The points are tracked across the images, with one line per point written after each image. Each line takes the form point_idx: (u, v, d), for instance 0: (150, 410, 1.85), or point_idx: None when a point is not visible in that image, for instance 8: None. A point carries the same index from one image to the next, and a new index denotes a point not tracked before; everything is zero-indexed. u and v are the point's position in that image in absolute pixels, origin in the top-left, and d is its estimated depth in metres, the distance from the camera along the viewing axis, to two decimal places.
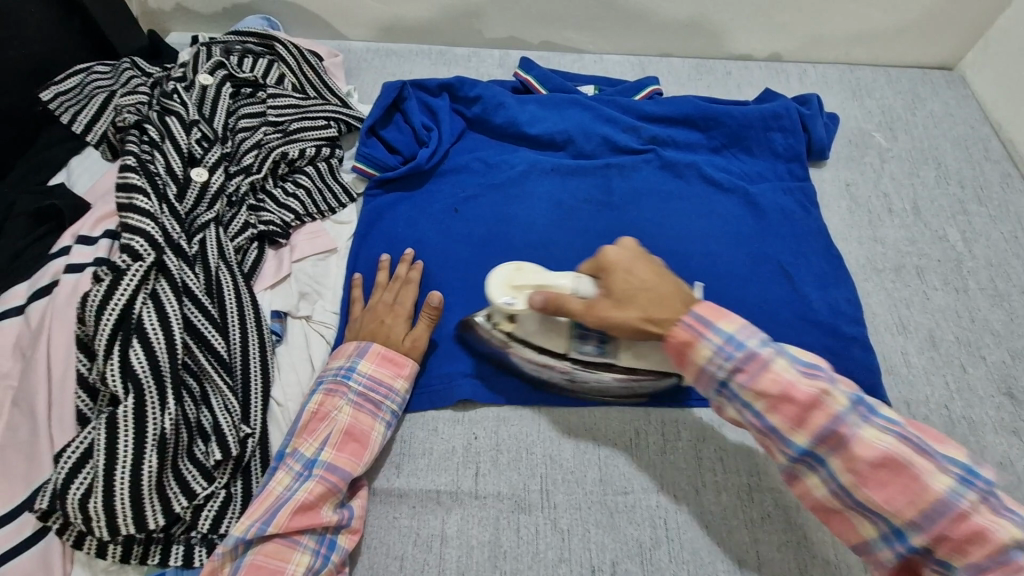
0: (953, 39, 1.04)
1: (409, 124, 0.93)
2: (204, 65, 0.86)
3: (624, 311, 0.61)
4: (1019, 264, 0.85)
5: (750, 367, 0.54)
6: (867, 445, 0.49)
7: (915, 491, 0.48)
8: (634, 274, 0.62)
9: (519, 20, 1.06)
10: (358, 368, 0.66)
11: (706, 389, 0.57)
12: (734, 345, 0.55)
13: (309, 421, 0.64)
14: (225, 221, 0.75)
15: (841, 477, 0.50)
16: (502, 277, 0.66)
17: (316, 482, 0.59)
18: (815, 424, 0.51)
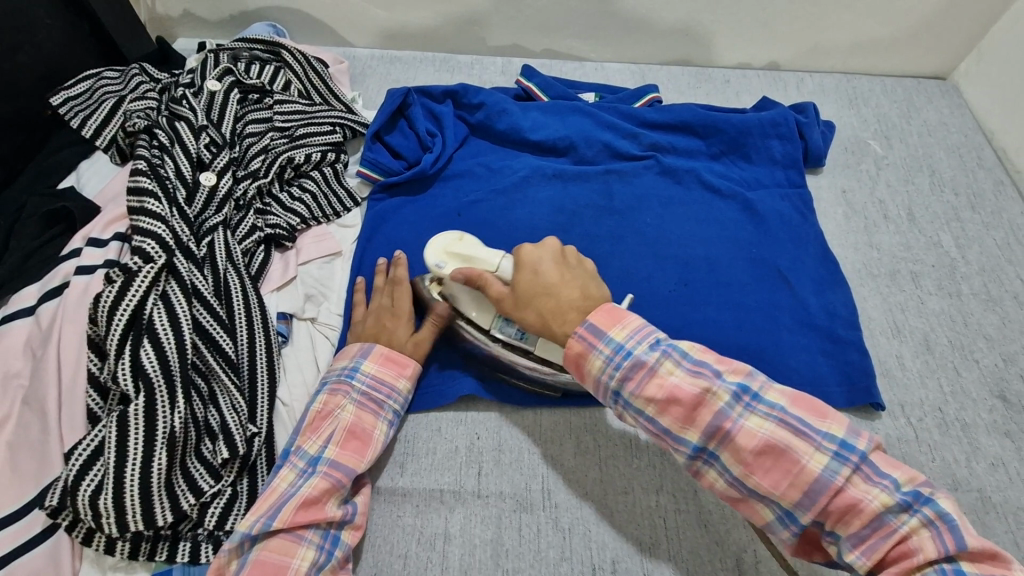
0: (947, 50, 1.06)
1: (414, 130, 0.94)
2: (212, 72, 0.88)
3: (526, 307, 0.63)
4: (1011, 270, 0.87)
5: (639, 372, 0.55)
6: (750, 434, 0.52)
7: (800, 474, 0.50)
8: (544, 270, 0.64)
9: (522, 28, 1.08)
10: (363, 368, 0.68)
11: (605, 396, 0.58)
12: (623, 352, 0.56)
13: (313, 419, 0.65)
14: (232, 224, 0.76)
15: (733, 468, 0.53)
16: (434, 249, 0.71)
17: (321, 478, 0.60)
18: (702, 422, 0.53)
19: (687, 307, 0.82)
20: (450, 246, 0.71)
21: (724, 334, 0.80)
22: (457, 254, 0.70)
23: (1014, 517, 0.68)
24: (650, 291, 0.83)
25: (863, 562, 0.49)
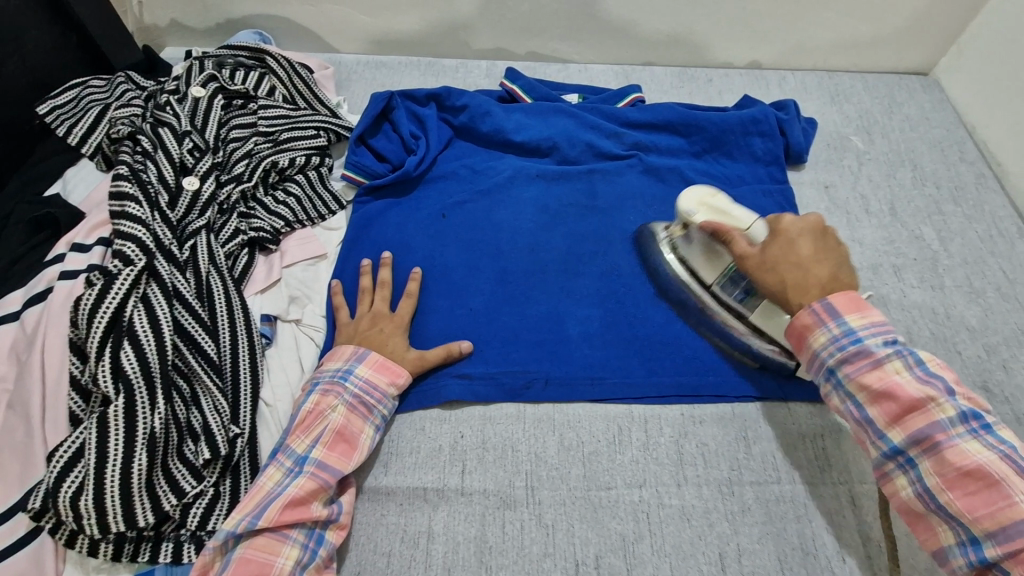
0: (928, 45, 1.07)
1: (398, 133, 0.95)
2: (197, 78, 0.90)
3: (766, 270, 0.67)
4: (993, 262, 0.87)
5: (858, 362, 0.60)
6: (963, 455, 0.54)
7: (1003, 508, 0.51)
8: (800, 245, 0.67)
9: (506, 31, 1.09)
10: (356, 371, 0.69)
11: (816, 373, 0.63)
12: (850, 338, 0.61)
13: (303, 419, 0.65)
14: (216, 228, 0.77)
15: (927, 478, 0.55)
16: (693, 197, 0.74)
17: (306, 478, 0.61)
18: (913, 425, 0.56)
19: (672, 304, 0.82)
20: (711, 200, 0.73)
21: None
22: (712, 206, 0.73)
23: None
24: (634, 288, 0.83)
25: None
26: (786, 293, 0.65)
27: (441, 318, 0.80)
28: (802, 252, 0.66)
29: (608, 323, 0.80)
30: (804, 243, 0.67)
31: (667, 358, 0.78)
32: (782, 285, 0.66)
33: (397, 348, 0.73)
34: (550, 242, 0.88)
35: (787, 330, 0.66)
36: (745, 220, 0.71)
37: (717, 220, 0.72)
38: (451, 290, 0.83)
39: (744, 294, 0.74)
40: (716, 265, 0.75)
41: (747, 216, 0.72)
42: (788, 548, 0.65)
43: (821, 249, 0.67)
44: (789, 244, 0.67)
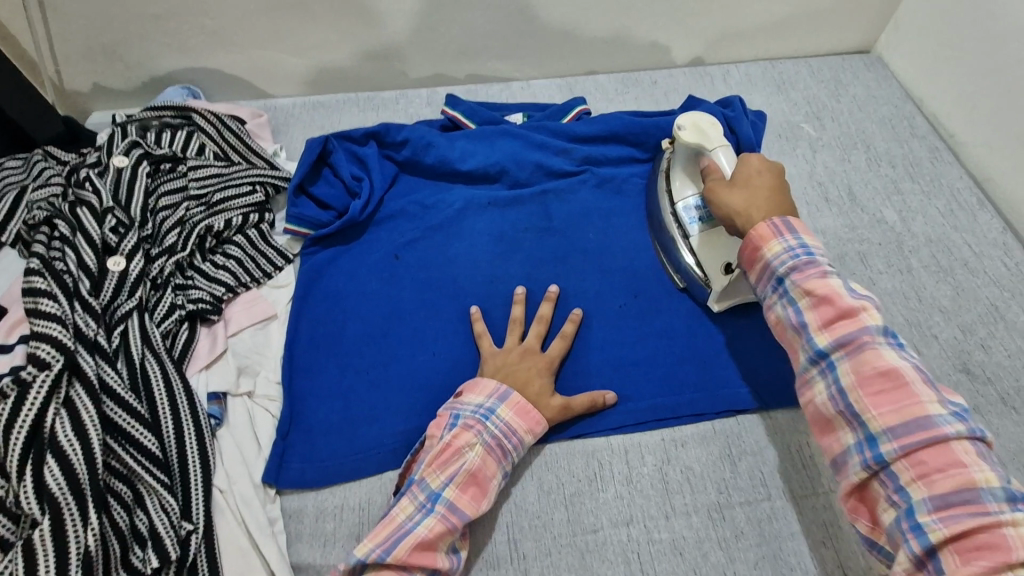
0: (866, 23, 1.06)
1: (339, 177, 0.91)
2: (119, 145, 0.84)
3: (728, 197, 0.70)
4: (957, 237, 0.86)
5: (801, 271, 0.59)
6: (883, 360, 0.54)
7: (910, 418, 0.51)
8: (758, 179, 0.69)
9: (441, 56, 1.05)
10: (497, 412, 0.67)
11: (764, 284, 0.62)
12: (802, 250, 0.60)
13: (441, 452, 0.64)
14: (150, 306, 0.73)
15: (844, 381, 0.55)
16: (690, 118, 0.78)
17: (437, 520, 0.60)
18: (842, 329, 0.56)
19: (641, 322, 0.79)
20: (703, 124, 0.77)
21: (679, 345, 0.78)
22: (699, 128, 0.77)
23: None
24: (599, 310, 0.80)
25: (936, 526, 0.47)
26: (737, 221, 0.68)
27: (403, 369, 0.76)
28: (754, 185, 0.69)
29: (578, 351, 0.77)
30: (759, 177, 0.69)
31: (641, 381, 0.75)
32: (736, 214, 0.68)
33: (541, 392, 0.70)
34: (510, 272, 0.84)
35: (739, 248, 0.66)
36: (720, 149, 0.76)
37: (695, 144, 0.77)
38: (411, 337, 0.79)
39: (698, 219, 0.79)
40: (691, 184, 0.81)
41: (721, 143, 0.76)
42: (785, 568, 0.63)
43: (780, 189, 0.68)
44: (747, 179, 0.70)
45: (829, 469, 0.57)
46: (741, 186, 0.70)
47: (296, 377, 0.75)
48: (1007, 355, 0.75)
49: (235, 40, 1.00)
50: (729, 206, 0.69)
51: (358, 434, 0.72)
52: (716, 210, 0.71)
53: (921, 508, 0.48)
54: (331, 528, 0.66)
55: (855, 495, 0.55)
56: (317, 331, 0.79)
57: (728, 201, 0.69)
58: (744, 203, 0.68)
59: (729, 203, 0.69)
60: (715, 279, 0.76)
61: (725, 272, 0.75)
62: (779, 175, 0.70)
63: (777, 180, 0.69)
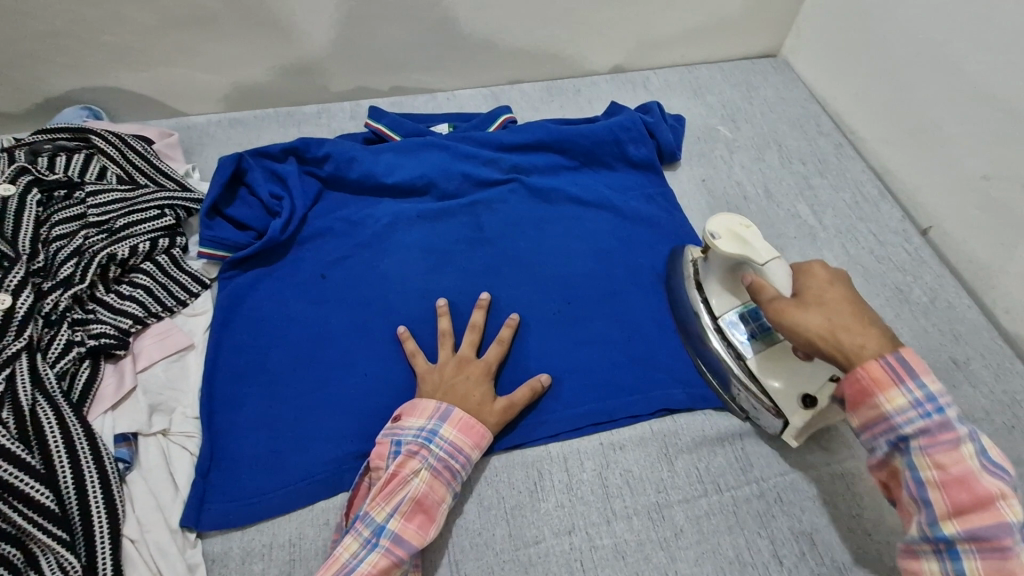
0: (770, 29, 1.12)
1: (257, 197, 0.87)
2: (5, 172, 0.77)
3: (803, 317, 0.59)
4: (863, 228, 0.91)
5: (905, 378, 0.54)
6: (972, 472, 0.51)
7: (985, 518, 0.50)
8: (831, 295, 0.61)
9: (362, 69, 1.03)
10: (440, 433, 0.65)
11: (878, 438, 0.55)
12: (933, 408, 0.53)
13: (386, 482, 0.62)
14: (43, 345, 0.67)
15: (926, 482, 0.53)
16: (721, 224, 0.68)
17: (381, 555, 0.57)
18: (937, 442, 0.53)
19: (576, 328, 0.80)
20: (739, 230, 0.67)
21: (615, 349, 0.78)
22: (740, 237, 0.67)
23: None
24: (534, 318, 0.80)
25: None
26: (823, 345, 0.58)
27: (333, 393, 0.73)
28: (831, 300, 0.60)
29: (512, 360, 0.76)
30: (832, 293, 0.61)
31: (578, 387, 0.75)
32: (822, 338, 0.58)
33: (482, 402, 0.69)
34: (442, 286, 0.83)
35: (840, 384, 0.57)
36: (770, 260, 0.65)
37: (738, 255, 0.66)
38: (341, 359, 0.76)
39: (750, 335, 0.71)
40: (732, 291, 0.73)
41: (770, 252, 0.65)
42: (725, 561, 0.64)
43: (858, 302, 0.60)
44: (820, 297, 0.61)
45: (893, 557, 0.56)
46: (816, 303, 0.60)
47: (216, 410, 0.71)
48: (913, 336, 0.80)
49: (137, 57, 0.94)
50: (812, 328, 0.59)
51: (286, 465, 0.68)
52: (788, 335, 0.61)
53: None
54: (259, 569, 0.62)
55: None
56: (239, 360, 0.75)
57: (809, 321, 0.59)
58: (828, 324, 0.59)
59: (811, 328, 0.59)
60: (793, 414, 0.67)
61: (806, 406, 0.67)
62: (846, 284, 0.62)
63: (847, 292, 0.62)
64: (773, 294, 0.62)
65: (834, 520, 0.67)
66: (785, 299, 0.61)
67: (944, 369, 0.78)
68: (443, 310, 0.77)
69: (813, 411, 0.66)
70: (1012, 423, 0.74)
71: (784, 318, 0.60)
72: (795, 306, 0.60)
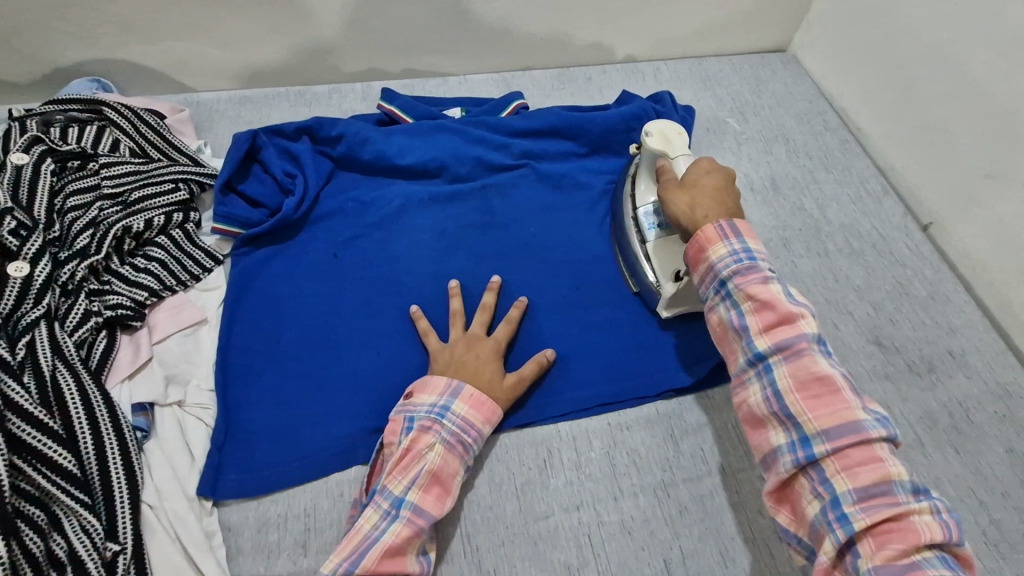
0: (780, 24, 1.13)
1: (270, 174, 0.87)
2: (18, 141, 0.77)
3: (675, 198, 0.66)
4: (866, 222, 0.93)
5: (731, 235, 0.60)
6: (818, 366, 0.53)
7: (813, 376, 0.53)
8: (705, 183, 0.66)
9: (375, 50, 1.03)
10: (453, 408, 0.66)
11: (708, 287, 0.60)
12: (746, 256, 0.58)
13: (401, 457, 0.63)
14: (60, 314, 0.67)
15: (779, 383, 0.54)
16: (658, 125, 0.75)
17: (403, 525, 0.59)
18: (801, 374, 0.53)
19: (584, 311, 0.81)
20: (669, 133, 0.74)
21: (622, 333, 0.80)
22: (665, 137, 0.74)
23: (902, 455, 0.72)
24: (543, 301, 0.81)
25: (860, 517, 0.48)
26: (681, 220, 0.65)
27: (346, 369, 0.74)
28: (701, 186, 0.66)
29: (522, 342, 0.78)
30: (708, 180, 0.66)
31: (586, 369, 0.76)
32: (682, 215, 0.65)
33: (493, 380, 0.70)
34: (453, 267, 0.84)
35: (684, 252, 0.63)
36: (682, 156, 0.73)
37: (658, 152, 0.74)
38: (353, 337, 0.77)
39: (656, 225, 0.78)
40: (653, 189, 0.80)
41: (685, 152, 0.73)
42: (727, 539, 0.66)
43: (727, 190, 0.65)
44: (695, 181, 0.67)
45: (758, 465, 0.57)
46: (692, 188, 0.66)
47: (231, 384, 0.72)
48: (912, 327, 0.83)
49: (149, 31, 0.94)
50: (674, 207, 0.66)
51: (299, 439, 0.69)
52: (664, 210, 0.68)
53: (846, 503, 0.49)
54: (275, 538, 0.63)
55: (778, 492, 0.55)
56: (253, 336, 0.75)
57: (675, 203, 0.66)
58: (693, 204, 0.65)
59: (674, 207, 0.66)
60: (666, 284, 0.76)
61: (675, 279, 0.75)
62: (728, 177, 0.67)
63: (728, 185, 0.66)
64: (666, 178, 0.70)
65: None
66: (667, 185, 0.69)
67: (940, 359, 0.80)
68: (456, 291, 0.79)
69: (678, 284, 0.75)
70: (1004, 414, 0.76)
71: (665, 196, 0.67)
72: (676, 189, 0.67)
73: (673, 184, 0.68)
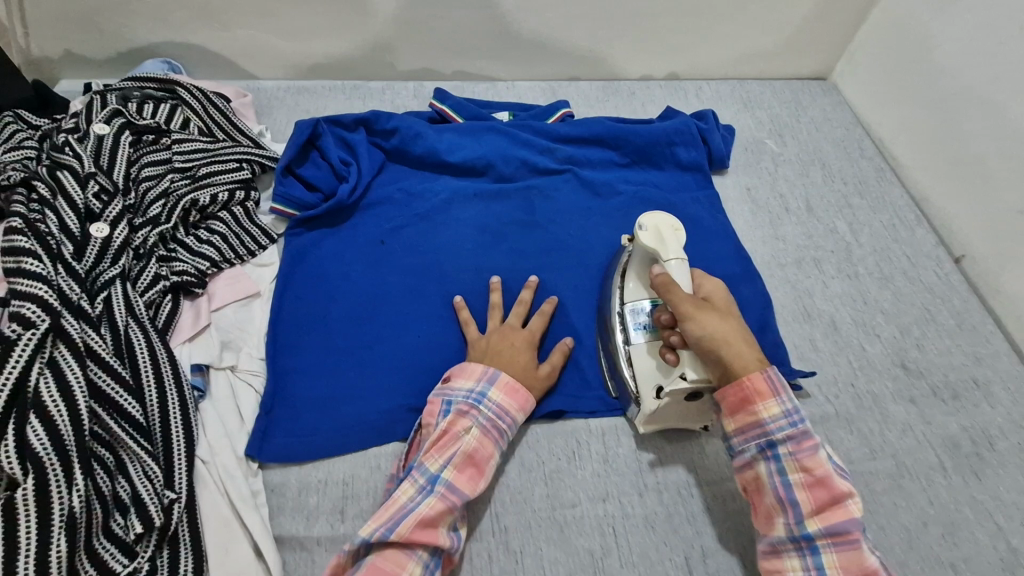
0: (824, 53, 1.16)
1: (327, 161, 0.91)
2: (99, 114, 0.82)
3: (708, 322, 0.64)
4: (898, 249, 0.95)
5: (782, 390, 0.61)
6: (823, 462, 0.59)
7: (815, 460, 0.59)
8: (718, 306, 0.68)
9: (430, 51, 1.08)
10: (489, 395, 0.68)
11: (747, 435, 0.62)
12: (799, 417, 0.60)
13: (438, 437, 0.65)
14: (133, 275, 0.72)
15: (790, 477, 0.59)
16: (652, 218, 0.74)
17: (437, 499, 0.61)
18: (806, 457, 0.59)
19: None
20: (663, 230, 0.73)
21: None
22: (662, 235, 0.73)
23: (923, 476, 0.74)
24: (579, 301, 0.84)
25: None
26: (723, 351, 0.63)
27: (388, 348, 0.78)
28: (717, 308, 0.66)
29: (556, 338, 0.81)
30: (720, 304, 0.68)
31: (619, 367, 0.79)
32: (720, 342, 0.63)
33: (527, 369, 0.73)
34: (494, 261, 0.87)
35: (725, 387, 0.62)
36: (675, 260, 0.71)
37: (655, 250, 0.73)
38: (396, 320, 0.80)
39: (641, 326, 0.74)
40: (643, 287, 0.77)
41: (679, 256, 0.71)
42: (747, 542, 0.68)
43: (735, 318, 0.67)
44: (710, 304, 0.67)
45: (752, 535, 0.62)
46: (714, 312, 0.65)
47: (279, 355, 0.75)
48: (937, 353, 0.84)
49: (222, 19, 0.99)
50: (708, 331, 0.63)
51: (342, 412, 0.72)
52: (689, 330, 0.64)
53: None
54: (314, 502, 0.67)
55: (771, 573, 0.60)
56: (302, 312, 0.79)
57: (711, 329, 0.63)
58: (726, 334, 0.63)
59: (706, 334, 0.63)
60: (646, 400, 0.70)
61: (656, 394, 0.69)
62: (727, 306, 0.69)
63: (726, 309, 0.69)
64: (678, 294, 0.66)
65: None
66: (688, 301, 0.65)
67: (965, 387, 0.82)
68: (497, 285, 0.82)
69: (660, 402, 0.69)
70: None
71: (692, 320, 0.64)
72: (698, 309, 0.65)
73: (697, 303, 0.65)
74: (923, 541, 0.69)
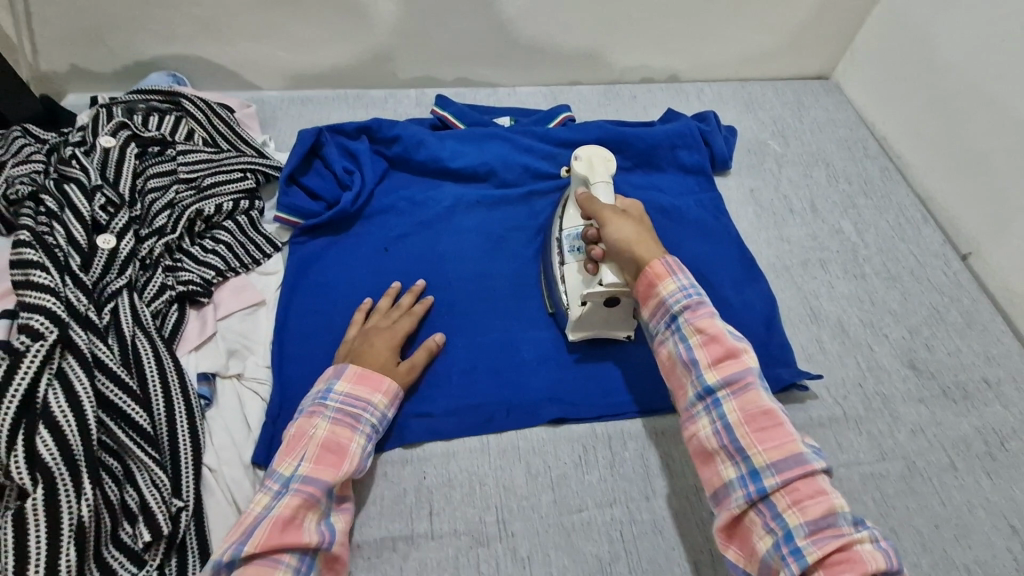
0: (826, 53, 1.15)
1: (330, 169, 0.92)
2: (106, 126, 0.83)
3: (620, 222, 0.69)
4: (904, 249, 0.95)
5: (677, 270, 0.66)
6: (762, 400, 0.59)
7: (737, 368, 0.61)
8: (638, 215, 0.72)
9: (432, 60, 1.08)
10: (335, 388, 0.66)
11: (658, 320, 0.66)
12: (694, 292, 0.65)
13: (289, 441, 0.63)
14: (140, 286, 0.72)
15: (730, 417, 0.59)
16: (586, 150, 0.77)
17: (293, 497, 0.58)
18: (728, 367, 0.61)
19: None
20: (595, 160, 0.76)
21: None
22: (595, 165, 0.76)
23: (935, 477, 0.73)
24: None
25: (810, 547, 0.52)
26: (631, 249, 0.68)
27: None
28: (635, 218, 0.71)
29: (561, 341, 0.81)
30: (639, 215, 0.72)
31: (625, 372, 0.78)
32: (628, 242, 0.68)
33: (386, 364, 0.71)
34: (497, 267, 0.87)
35: (634, 281, 0.68)
36: (602, 184, 0.74)
37: (584, 177, 0.76)
38: None
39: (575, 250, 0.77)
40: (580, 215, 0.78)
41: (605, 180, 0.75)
42: None
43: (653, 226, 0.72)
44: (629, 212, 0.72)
45: (709, 503, 0.60)
46: (631, 219, 0.70)
47: (286, 364, 0.75)
48: (947, 353, 0.83)
49: (226, 32, 1.00)
50: (620, 231, 0.69)
51: None
52: (603, 230, 0.70)
53: (797, 534, 0.53)
54: None
55: (729, 529, 0.58)
56: (307, 321, 0.79)
57: (625, 228, 0.69)
58: (636, 234, 0.69)
59: (620, 232, 0.68)
60: (572, 306, 0.75)
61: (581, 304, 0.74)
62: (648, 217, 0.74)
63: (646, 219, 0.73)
64: (598, 207, 0.71)
65: (865, 516, 0.70)
66: (607, 209, 0.71)
67: (976, 387, 0.81)
68: (393, 291, 0.80)
69: (584, 309, 0.74)
70: None
71: (606, 223, 0.70)
72: (614, 215, 0.70)
73: (614, 210, 0.71)
74: (936, 544, 0.68)
